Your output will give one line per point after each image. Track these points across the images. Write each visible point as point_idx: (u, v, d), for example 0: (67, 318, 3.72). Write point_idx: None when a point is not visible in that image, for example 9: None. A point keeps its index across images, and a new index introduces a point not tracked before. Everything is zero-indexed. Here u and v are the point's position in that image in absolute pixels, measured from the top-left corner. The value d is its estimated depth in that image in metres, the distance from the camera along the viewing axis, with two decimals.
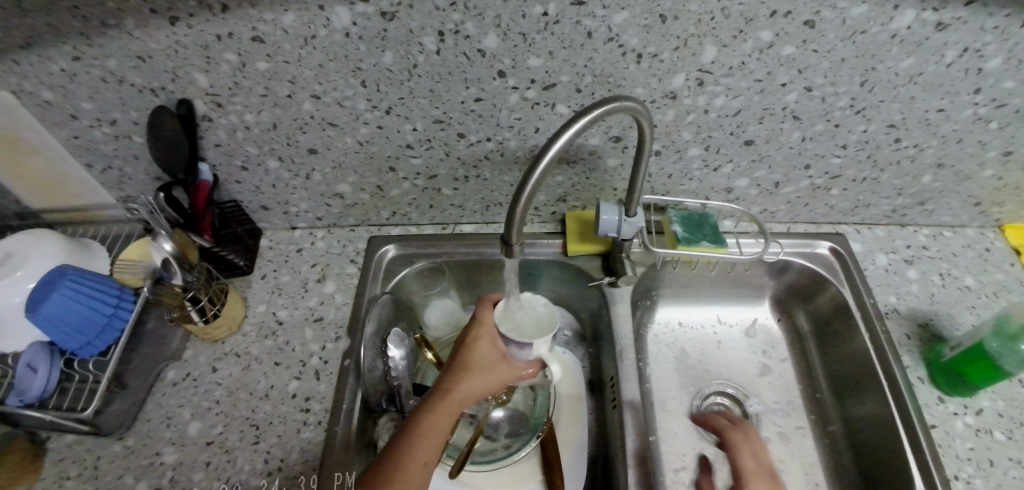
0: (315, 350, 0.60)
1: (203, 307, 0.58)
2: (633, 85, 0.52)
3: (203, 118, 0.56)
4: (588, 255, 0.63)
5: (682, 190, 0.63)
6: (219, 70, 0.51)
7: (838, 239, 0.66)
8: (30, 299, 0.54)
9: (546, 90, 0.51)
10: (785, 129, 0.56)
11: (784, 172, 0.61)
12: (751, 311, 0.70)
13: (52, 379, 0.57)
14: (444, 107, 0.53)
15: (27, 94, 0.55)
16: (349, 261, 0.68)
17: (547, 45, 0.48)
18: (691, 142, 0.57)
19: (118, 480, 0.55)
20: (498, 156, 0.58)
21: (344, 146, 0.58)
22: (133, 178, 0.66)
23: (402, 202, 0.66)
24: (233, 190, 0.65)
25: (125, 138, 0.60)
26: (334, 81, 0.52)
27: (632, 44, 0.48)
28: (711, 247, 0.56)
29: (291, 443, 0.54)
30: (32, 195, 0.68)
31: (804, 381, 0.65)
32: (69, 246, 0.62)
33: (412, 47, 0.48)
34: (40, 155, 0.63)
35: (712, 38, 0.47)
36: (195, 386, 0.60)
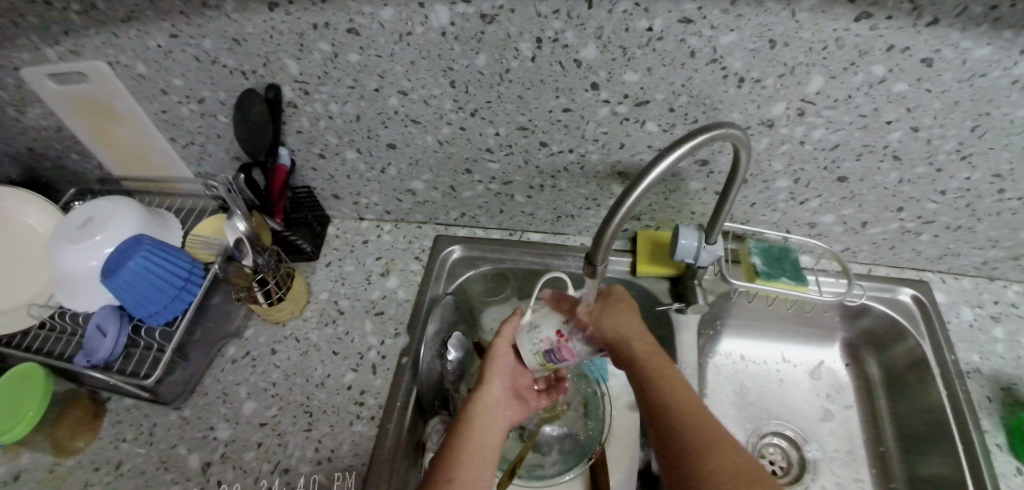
0: (374, 344, 0.60)
1: (269, 290, 0.59)
2: (730, 109, 0.50)
3: (288, 104, 0.57)
4: (657, 277, 0.62)
5: (762, 220, 0.61)
6: (310, 59, 0.51)
7: (922, 286, 0.62)
8: (108, 264, 0.55)
9: (638, 107, 0.50)
10: (883, 168, 0.53)
11: (874, 212, 0.58)
12: (819, 353, 0.68)
13: (119, 343, 0.58)
14: (531, 115, 0.53)
15: (123, 67, 0.57)
16: (413, 258, 0.68)
17: (647, 61, 0.46)
18: (781, 173, 0.55)
19: (173, 449, 0.56)
20: (577, 169, 0.57)
21: (423, 144, 0.58)
22: (212, 156, 0.67)
23: (473, 204, 0.66)
24: (308, 176, 0.66)
25: (210, 117, 0.61)
26: (422, 79, 0.51)
27: (736, 68, 0.46)
28: (791, 284, 0.55)
29: (343, 435, 0.54)
30: (116, 161, 0.71)
31: (869, 432, 0.62)
32: (146, 216, 0.64)
33: (507, 51, 0.47)
34: (128, 126, 0.65)
35: (822, 68, 0.45)
36: (254, 365, 0.61)
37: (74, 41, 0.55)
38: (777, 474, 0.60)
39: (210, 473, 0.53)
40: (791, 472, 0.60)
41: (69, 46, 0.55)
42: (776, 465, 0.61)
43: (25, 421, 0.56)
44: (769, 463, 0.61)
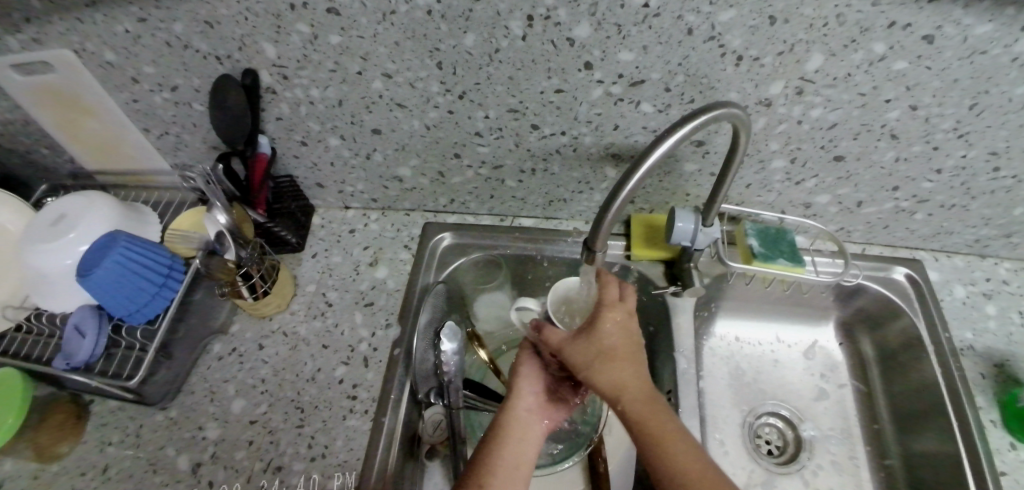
0: (365, 336, 0.58)
1: (254, 284, 0.56)
2: (727, 89, 0.48)
3: (267, 90, 0.54)
4: (651, 260, 0.61)
5: (758, 201, 0.60)
6: (288, 42, 0.49)
7: (915, 265, 0.62)
8: (82, 264, 0.53)
9: (633, 87, 0.48)
10: (880, 147, 0.52)
11: (869, 192, 0.58)
12: (812, 332, 0.68)
13: (99, 345, 0.56)
14: (522, 97, 0.51)
15: (89, 54, 0.54)
16: (402, 247, 0.66)
17: (642, 39, 0.44)
18: (777, 153, 0.54)
19: (160, 451, 0.54)
20: (571, 151, 0.56)
21: (410, 129, 0.56)
22: (189, 146, 0.64)
23: (463, 191, 0.64)
24: (290, 165, 0.63)
25: (184, 105, 0.58)
26: (408, 61, 0.49)
27: (734, 45, 0.44)
28: (788, 266, 0.54)
29: (336, 431, 0.52)
30: (89, 155, 0.68)
31: (863, 410, 0.63)
32: (122, 212, 0.61)
33: (497, 30, 0.45)
34: (100, 117, 0.62)
35: (821, 45, 0.44)
36: (241, 362, 0.59)
37: (37, 29, 0.51)
38: (772, 454, 0.61)
39: (200, 474, 0.52)
40: (786, 451, 0.61)
41: (31, 34, 0.52)
42: (772, 445, 0.61)
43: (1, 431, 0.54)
44: (764, 443, 0.61)
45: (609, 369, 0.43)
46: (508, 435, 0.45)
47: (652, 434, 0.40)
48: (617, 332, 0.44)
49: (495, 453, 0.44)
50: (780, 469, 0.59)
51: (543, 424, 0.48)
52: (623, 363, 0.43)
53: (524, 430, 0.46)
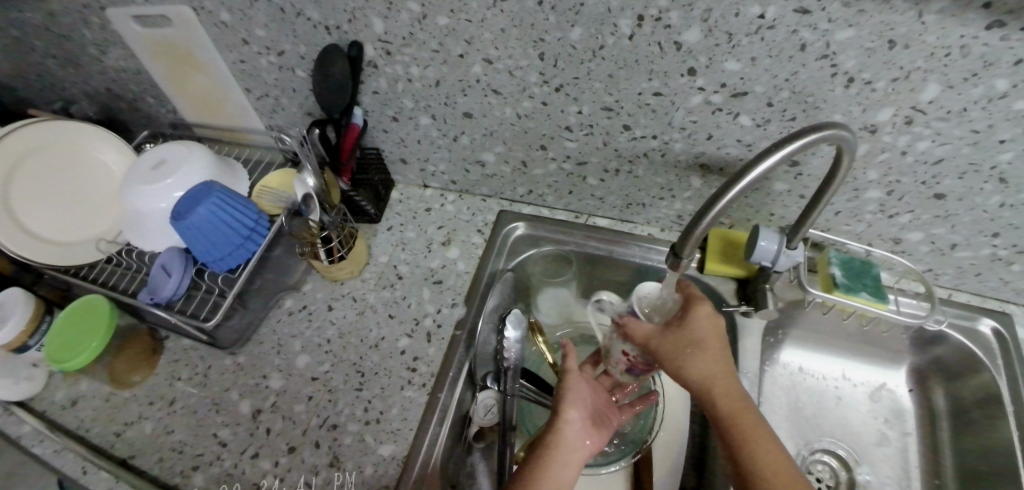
0: (430, 312, 0.60)
1: (332, 248, 0.59)
2: (832, 110, 0.47)
3: (369, 63, 0.56)
4: (725, 276, 0.60)
5: (845, 230, 0.59)
6: (397, 19, 0.51)
7: (1004, 318, 0.58)
8: (179, 207, 0.56)
9: (734, 98, 0.48)
10: (986, 190, 0.50)
11: (966, 235, 0.55)
12: (881, 374, 0.65)
13: (182, 285, 0.59)
14: (618, 96, 0.51)
15: (206, 13, 0.57)
16: (476, 230, 0.67)
17: (753, 50, 0.44)
18: (874, 183, 0.52)
19: (225, 393, 0.58)
20: (658, 156, 0.56)
21: (500, 116, 0.57)
22: (285, 109, 0.68)
23: (542, 183, 0.64)
24: (378, 138, 0.65)
25: (288, 70, 0.61)
26: (510, 49, 0.50)
27: (848, 66, 0.43)
28: (871, 300, 0.52)
29: (393, 399, 0.54)
30: (190, 107, 0.72)
31: (927, 464, 0.59)
32: (213, 162, 0.64)
33: (605, 27, 0.46)
34: (205, 73, 0.65)
35: (940, 75, 0.42)
36: (310, 320, 0.62)
37: None
38: None
39: (260, 420, 0.54)
40: None
41: None
42: (823, 483, 0.59)
43: (88, 353, 0.57)
44: (816, 481, 0.59)
45: (692, 363, 0.43)
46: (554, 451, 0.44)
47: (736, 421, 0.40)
48: (700, 333, 0.44)
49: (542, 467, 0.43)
50: None
51: (588, 444, 0.47)
52: (710, 359, 0.43)
53: (571, 448, 0.45)
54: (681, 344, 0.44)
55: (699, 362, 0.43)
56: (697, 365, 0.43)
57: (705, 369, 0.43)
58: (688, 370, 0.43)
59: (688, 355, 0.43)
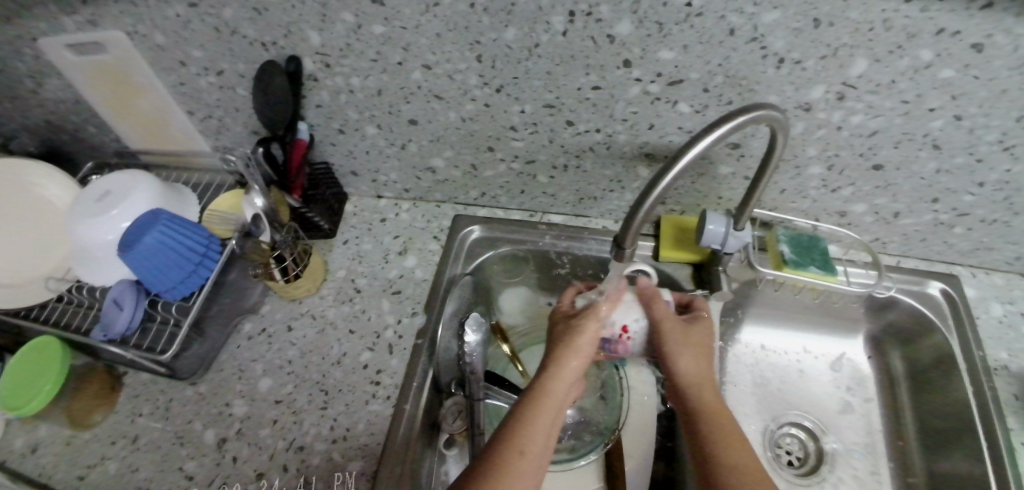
0: (391, 323, 0.59)
1: (287, 267, 0.58)
2: (767, 91, 0.48)
3: (309, 77, 0.55)
4: (680, 262, 0.61)
5: (791, 207, 0.60)
6: (333, 30, 0.50)
7: (951, 280, 0.61)
8: (126, 238, 0.54)
9: (671, 86, 0.48)
10: (921, 157, 0.51)
11: (907, 203, 0.57)
12: (840, 344, 0.66)
13: (136, 318, 0.57)
14: (558, 92, 0.51)
15: (141, 37, 0.55)
16: (432, 237, 0.67)
17: (683, 37, 0.44)
18: (814, 159, 0.53)
19: (188, 425, 0.56)
20: (604, 149, 0.56)
21: (445, 121, 0.57)
22: (230, 130, 0.66)
23: (493, 184, 0.64)
24: (326, 152, 0.64)
25: (228, 90, 0.60)
26: (449, 53, 0.50)
27: (776, 47, 0.44)
28: (820, 274, 0.54)
29: (359, 415, 0.53)
30: (135, 135, 0.71)
31: (889, 427, 0.61)
32: (161, 189, 0.62)
33: (538, 25, 0.45)
34: (145, 98, 0.64)
35: (866, 50, 0.43)
36: (270, 342, 0.60)
37: (92, 10, 0.53)
38: (792, 465, 0.60)
39: (225, 449, 0.53)
40: (807, 463, 0.60)
41: (88, 15, 0.54)
42: (793, 455, 0.61)
43: (45, 393, 0.56)
44: (785, 453, 0.61)
45: (685, 360, 0.49)
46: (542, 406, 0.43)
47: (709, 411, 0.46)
48: (694, 335, 0.50)
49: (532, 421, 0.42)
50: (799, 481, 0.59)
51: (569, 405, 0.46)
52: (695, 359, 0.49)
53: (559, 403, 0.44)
54: (681, 340, 0.50)
55: (692, 360, 0.49)
56: (684, 365, 0.49)
57: (695, 368, 0.49)
58: (676, 364, 0.49)
59: (683, 351, 0.50)
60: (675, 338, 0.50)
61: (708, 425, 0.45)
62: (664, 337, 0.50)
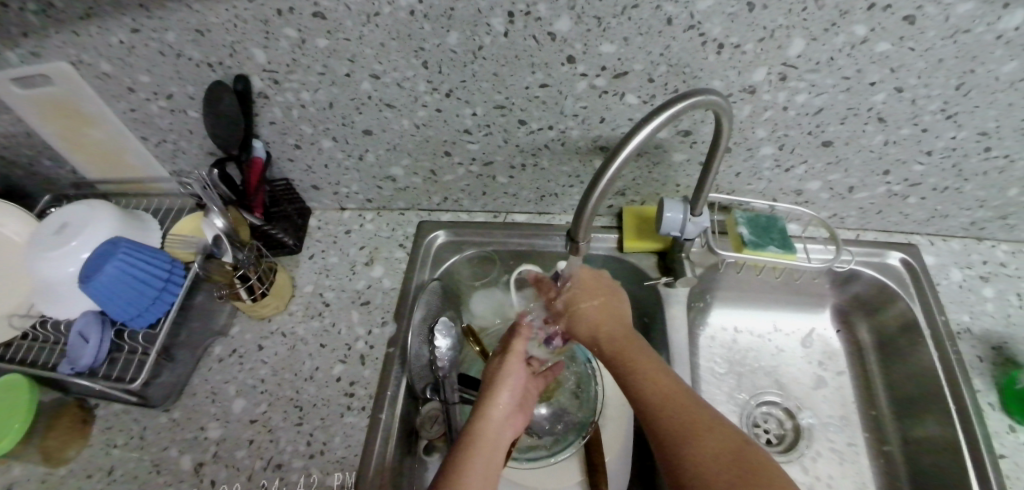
0: (361, 334, 0.60)
1: (252, 285, 0.58)
2: (710, 77, 0.48)
3: (259, 95, 0.55)
4: (644, 252, 0.62)
5: (747, 189, 0.61)
6: (278, 47, 0.49)
7: (910, 249, 0.62)
8: (85, 269, 0.54)
9: (617, 79, 0.49)
10: (868, 131, 0.52)
11: (860, 177, 0.58)
12: (807, 320, 0.68)
13: (103, 350, 0.57)
14: (507, 93, 0.51)
15: (86, 66, 0.55)
16: (398, 245, 0.67)
17: (623, 30, 0.44)
18: (765, 140, 0.54)
19: (164, 452, 0.55)
20: (559, 145, 0.56)
21: (400, 129, 0.57)
22: (187, 153, 0.66)
23: (455, 188, 0.65)
24: (285, 168, 0.64)
25: (180, 113, 0.59)
26: (394, 62, 0.49)
27: (715, 34, 0.44)
28: (779, 253, 0.55)
29: (335, 428, 0.53)
30: (91, 165, 0.70)
31: (862, 397, 0.62)
32: (121, 217, 0.62)
33: (479, 28, 0.45)
34: (98, 127, 0.63)
35: (803, 30, 0.43)
36: (242, 363, 0.60)
37: (33, 42, 0.52)
38: (771, 443, 0.61)
39: (202, 474, 0.52)
40: (785, 441, 0.61)
41: (29, 48, 0.53)
42: (770, 434, 0.61)
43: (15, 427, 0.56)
44: (763, 432, 0.61)
45: (593, 312, 0.50)
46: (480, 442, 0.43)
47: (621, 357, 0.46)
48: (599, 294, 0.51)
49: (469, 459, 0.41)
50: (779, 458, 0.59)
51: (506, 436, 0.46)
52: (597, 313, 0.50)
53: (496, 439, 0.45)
54: (587, 303, 0.51)
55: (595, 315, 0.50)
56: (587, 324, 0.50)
57: (598, 317, 0.50)
58: (587, 317, 0.50)
59: (592, 305, 0.50)
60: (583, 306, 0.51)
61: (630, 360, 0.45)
62: (570, 306, 0.51)
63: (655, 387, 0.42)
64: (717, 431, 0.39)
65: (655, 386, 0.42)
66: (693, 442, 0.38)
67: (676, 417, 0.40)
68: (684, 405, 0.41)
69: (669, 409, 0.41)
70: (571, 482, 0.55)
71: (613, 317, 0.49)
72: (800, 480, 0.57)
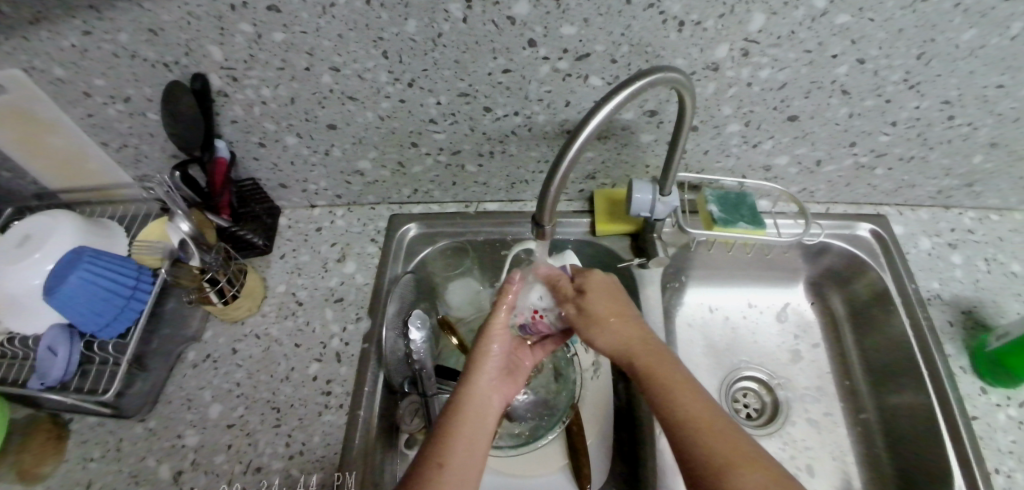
0: (336, 332, 0.59)
1: (222, 288, 0.57)
2: (673, 56, 0.48)
3: (218, 93, 0.53)
4: (617, 235, 0.62)
5: (717, 167, 0.61)
6: (233, 43, 0.48)
7: (879, 220, 0.63)
8: (49, 281, 0.52)
9: (579, 61, 0.48)
10: (832, 104, 0.52)
11: (827, 150, 0.58)
12: (783, 296, 0.69)
13: (73, 362, 0.55)
14: (470, 80, 0.51)
15: (38, 72, 0.53)
16: (370, 240, 0.67)
17: (582, 11, 0.44)
18: (731, 117, 0.54)
19: (141, 462, 0.54)
20: (526, 131, 0.56)
21: (364, 122, 0.56)
22: (149, 157, 0.64)
23: (424, 180, 0.64)
24: (250, 167, 0.63)
25: (139, 116, 0.58)
26: (354, 53, 0.48)
27: (674, 11, 0.43)
28: (749, 228, 0.55)
29: (313, 427, 0.53)
30: (51, 173, 0.68)
31: (838, 367, 0.63)
32: (87, 227, 0.60)
33: (437, 14, 0.44)
34: (56, 133, 0.61)
35: (762, 4, 0.43)
36: (216, 367, 0.59)
37: None
38: (751, 418, 0.61)
39: (181, 482, 0.51)
40: (766, 414, 0.61)
41: None
42: (750, 409, 0.62)
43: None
44: (743, 408, 0.62)
45: (621, 329, 0.47)
46: (471, 417, 0.42)
47: (635, 355, 0.45)
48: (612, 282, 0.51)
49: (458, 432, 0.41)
50: (761, 432, 0.59)
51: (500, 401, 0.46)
52: (622, 322, 0.48)
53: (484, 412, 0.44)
54: (608, 302, 0.49)
55: (613, 318, 0.48)
56: (616, 325, 0.47)
57: (628, 335, 0.47)
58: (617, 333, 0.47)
59: (616, 319, 0.48)
60: (595, 294, 0.49)
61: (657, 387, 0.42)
62: (592, 304, 0.49)
63: (695, 413, 0.40)
64: (766, 468, 0.36)
65: (694, 413, 0.40)
66: (734, 472, 0.36)
67: (717, 445, 0.37)
68: (725, 434, 0.38)
69: (708, 441, 0.38)
70: (556, 467, 0.55)
71: (644, 335, 0.47)
72: (781, 452, 0.58)
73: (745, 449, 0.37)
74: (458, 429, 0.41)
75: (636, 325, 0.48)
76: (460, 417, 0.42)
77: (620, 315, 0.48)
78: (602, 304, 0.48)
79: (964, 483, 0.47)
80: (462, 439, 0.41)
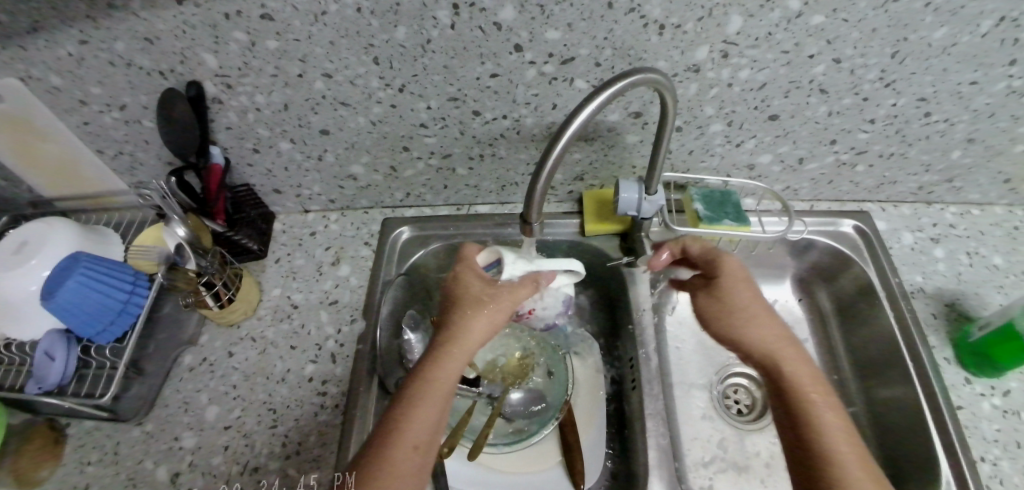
0: (331, 333, 0.60)
1: (218, 291, 0.57)
2: (655, 58, 0.49)
3: (213, 100, 0.54)
4: (606, 234, 0.63)
5: (702, 166, 0.62)
6: (228, 51, 0.49)
7: (863, 216, 0.65)
8: (46, 286, 0.53)
9: (564, 65, 0.50)
10: (812, 103, 0.54)
11: (809, 148, 0.59)
12: (771, 293, 0.70)
13: (69, 366, 0.56)
14: (459, 84, 0.52)
15: (35, 80, 0.53)
16: (363, 243, 0.68)
17: (566, 17, 0.45)
18: (714, 117, 0.55)
19: (138, 465, 0.54)
20: (514, 134, 0.57)
21: (356, 126, 0.57)
22: (145, 163, 0.65)
23: (416, 183, 0.66)
24: (245, 173, 0.64)
25: (135, 123, 0.59)
26: (345, 59, 0.50)
27: (655, 15, 0.45)
28: (734, 225, 0.56)
29: (309, 427, 0.54)
30: (46, 181, 0.68)
31: (826, 362, 0.64)
32: (83, 233, 0.61)
33: (425, 21, 0.46)
34: (51, 142, 0.62)
35: (739, 7, 0.44)
36: (212, 371, 0.60)
37: None
38: (742, 413, 0.62)
39: (179, 484, 0.52)
40: (755, 409, 0.63)
41: None
42: (741, 404, 0.63)
43: None
44: (733, 404, 0.63)
45: (753, 330, 0.50)
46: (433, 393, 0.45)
47: (780, 358, 0.48)
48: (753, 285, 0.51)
49: (420, 407, 0.44)
50: (752, 427, 0.61)
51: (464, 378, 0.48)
52: (767, 324, 0.50)
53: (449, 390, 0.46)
54: (750, 303, 0.51)
55: (757, 320, 0.50)
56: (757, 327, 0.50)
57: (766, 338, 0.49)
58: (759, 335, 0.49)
59: (761, 321, 0.50)
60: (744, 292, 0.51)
61: (812, 409, 0.45)
62: (733, 301, 0.51)
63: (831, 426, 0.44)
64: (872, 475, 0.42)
65: (836, 426, 0.45)
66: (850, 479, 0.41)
67: (857, 459, 0.43)
68: (859, 449, 0.44)
69: (848, 454, 0.43)
70: (549, 466, 0.55)
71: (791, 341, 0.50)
72: (771, 445, 0.59)
73: (876, 472, 0.42)
74: (420, 404, 0.44)
75: (773, 326, 0.50)
76: (424, 391, 0.45)
77: (766, 320, 0.50)
78: (738, 306, 0.50)
79: (949, 470, 0.48)
80: (422, 412, 0.44)
